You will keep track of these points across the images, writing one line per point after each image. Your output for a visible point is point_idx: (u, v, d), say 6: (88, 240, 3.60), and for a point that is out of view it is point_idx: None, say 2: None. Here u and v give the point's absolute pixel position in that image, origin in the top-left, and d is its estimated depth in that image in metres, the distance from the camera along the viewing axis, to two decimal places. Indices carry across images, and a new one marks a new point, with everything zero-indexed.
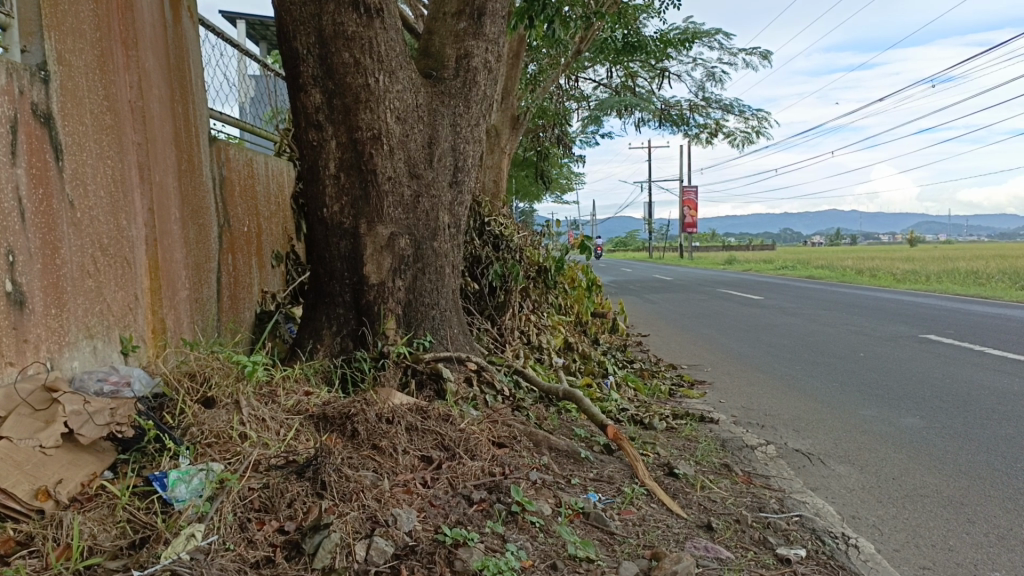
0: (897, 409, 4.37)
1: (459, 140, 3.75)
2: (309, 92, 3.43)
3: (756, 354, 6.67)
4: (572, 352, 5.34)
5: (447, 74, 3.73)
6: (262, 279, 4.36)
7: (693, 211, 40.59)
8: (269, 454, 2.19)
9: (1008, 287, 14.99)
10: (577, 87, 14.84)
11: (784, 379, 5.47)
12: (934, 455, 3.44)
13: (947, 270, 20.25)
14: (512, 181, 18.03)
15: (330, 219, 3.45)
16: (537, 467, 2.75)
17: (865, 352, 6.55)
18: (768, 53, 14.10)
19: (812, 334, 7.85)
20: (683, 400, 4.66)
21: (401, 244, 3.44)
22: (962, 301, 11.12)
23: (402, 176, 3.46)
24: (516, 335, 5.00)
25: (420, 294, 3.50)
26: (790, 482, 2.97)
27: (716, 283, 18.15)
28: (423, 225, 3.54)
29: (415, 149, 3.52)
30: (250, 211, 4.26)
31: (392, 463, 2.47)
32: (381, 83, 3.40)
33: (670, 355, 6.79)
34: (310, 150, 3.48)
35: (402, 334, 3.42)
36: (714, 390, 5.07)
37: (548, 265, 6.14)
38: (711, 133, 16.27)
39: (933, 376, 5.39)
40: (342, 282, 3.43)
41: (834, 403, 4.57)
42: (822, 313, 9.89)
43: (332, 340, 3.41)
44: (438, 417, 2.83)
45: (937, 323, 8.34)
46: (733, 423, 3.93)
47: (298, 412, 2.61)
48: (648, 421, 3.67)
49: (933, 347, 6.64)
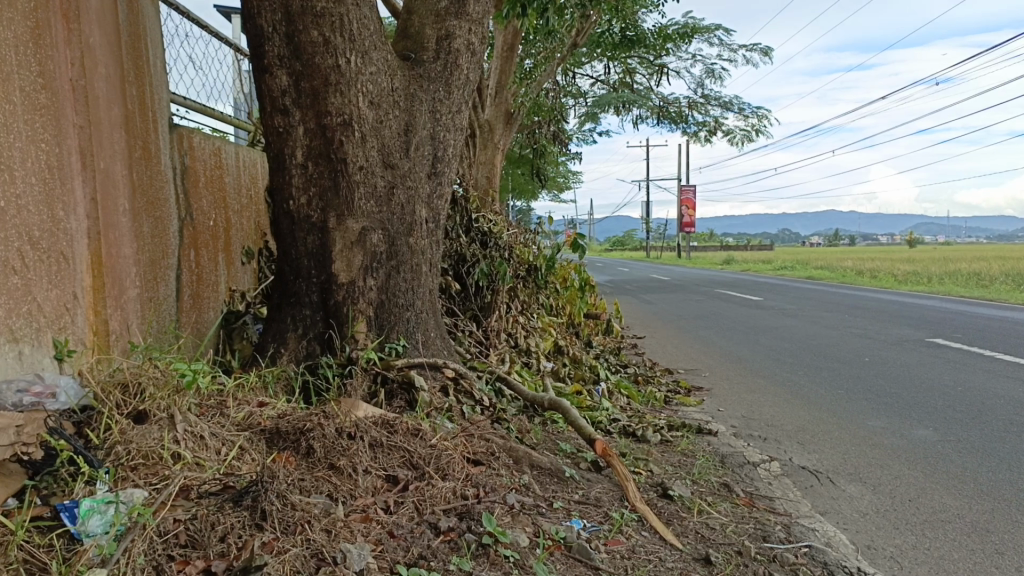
0: (908, 421, 4.09)
1: (438, 128, 3.46)
2: (274, 74, 3.14)
3: (756, 358, 6.40)
4: (562, 357, 5.07)
5: (426, 56, 3.44)
6: (229, 278, 4.07)
7: (691, 211, 40.39)
8: (203, 479, 1.91)
9: (1009, 290, 14.74)
10: (574, 83, 14.60)
11: (786, 385, 5.19)
12: (952, 473, 3.16)
13: (948, 272, 20.02)
14: (507, 179, 17.77)
15: (296, 212, 3.17)
16: (516, 488, 2.47)
17: (869, 357, 6.29)
18: (768, 49, 13.88)
19: (813, 337, 7.58)
20: (679, 408, 4.39)
21: (373, 240, 3.16)
22: (967, 304, 10.84)
23: (375, 165, 3.17)
24: (502, 338, 4.73)
25: (394, 294, 3.21)
26: (797, 506, 2.69)
27: (715, 283, 17.91)
28: (398, 219, 3.25)
29: (390, 136, 3.23)
30: (217, 205, 3.97)
31: (351, 486, 2.19)
32: (353, 65, 3.12)
33: (666, 358, 6.52)
34: (275, 136, 3.19)
35: (373, 337, 3.14)
36: (711, 397, 4.79)
37: (538, 264, 5.87)
38: (710, 131, 16.04)
39: (943, 383, 5.12)
40: (308, 281, 3.16)
41: (840, 414, 4.29)
42: (823, 315, 9.63)
43: (297, 345, 3.13)
44: (407, 432, 2.55)
45: (943, 327, 8.08)
46: (733, 435, 3.65)
47: (249, 427, 2.34)
48: (640, 433, 3.39)
49: (941, 353, 6.37)
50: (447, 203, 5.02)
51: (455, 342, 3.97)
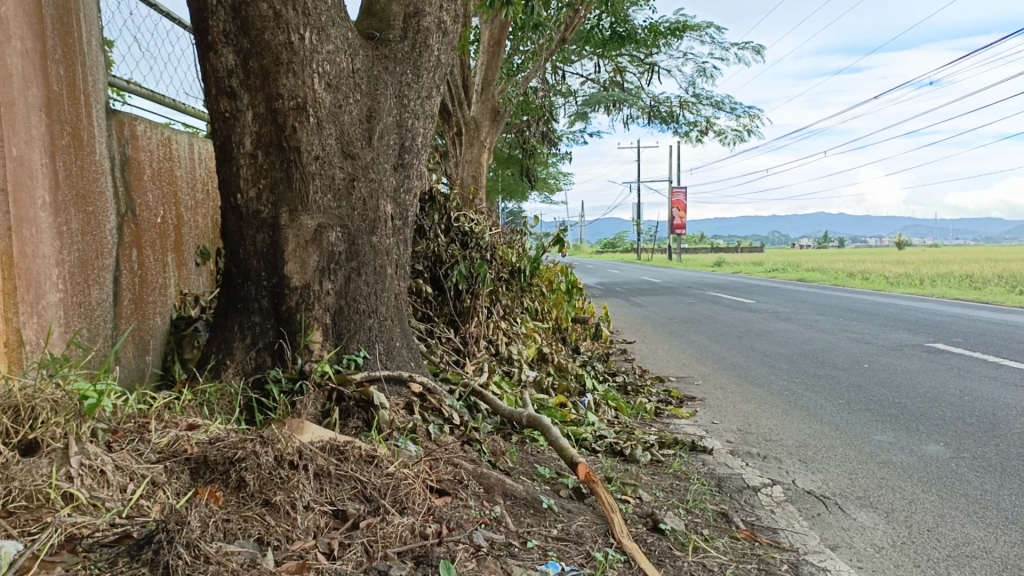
0: (917, 435, 3.79)
1: (407, 115, 3.12)
2: (219, 52, 2.81)
3: (751, 364, 6.09)
4: (547, 365, 4.72)
5: (392, 35, 3.11)
6: (181, 280, 3.73)
7: (681, 212, 40.19)
8: (96, 526, 1.58)
9: (1003, 293, 14.50)
10: (563, 82, 14.31)
11: (784, 395, 4.88)
12: (972, 498, 2.86)
13: (941, 274, 19.84)
14: (496, 180, 17.47)
15: (245, 206, 2.85)
16: (485, 523, 2.14)
17: (869, 363, 5.99)
18: (760, 47, 13.63)
19: (809, 342, 7.28)
20: (671, 421, 4.07)
21: (330, 238, 2.82)
22: (964, 308, 10.58)
23: (334, 155, 2.84)
24: (481, 345, 4.40)
25: (354, 299, 2.86)
26: (804, 539, 2.38)
27: (707, 284, 17.66)
28: (359, 215, 2.91)
29: (350, 122, 2.90)
30: (167, 200, 3.63)
31: (287, 526, 1.85)
32: (307, 42, 2.79)
33: (657, 365, 6.21)
34: (220, 122, 2.86)
35: (329, 347, 2.79)
36: (705, 409, 4.48)
37: (522, 266, 5.54)
38: (701, 131, 15.77)
39: (949, 393, 4.82)
40: (258, 285, 2.83)
41: (844, 427, 3.98)
42: (818, 319, 9.35)
43: (244, 356, 2.78)
44: (360, 458, 2.21)
45: (943, 331, 7.80)
46: (730, 452, 3.33)
47: (172, 455, 2.01)
48: (628, 452, 3.07)
49: (943, 359, 6.08)
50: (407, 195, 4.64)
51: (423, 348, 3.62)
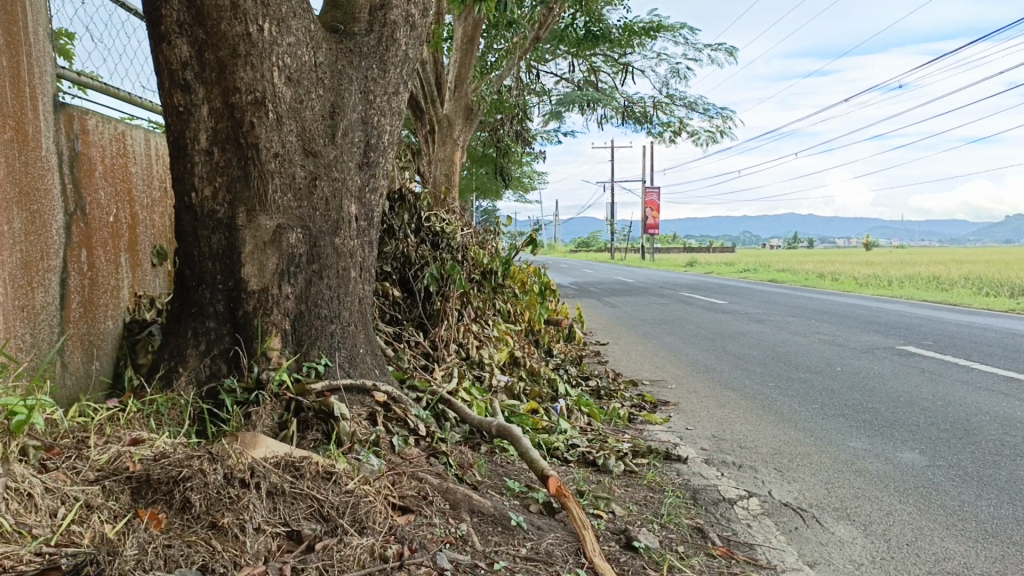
0: (892, 442, 3.74)
1: (373, 111, 2.98)
2: (172, 43, 2.66)
3: (725, 367, 6.03)
4: (519, 369, 4.61)
5: (357, 28, 2.98)
6: (134, 282, 3.57)
7: (654, 213, 40.39)
8: (19, 556, 1.45)
9: (971, 295, 14.69)
10: (538, 81, 14.22)
11: (758, 399, 4.82)
12: (950, 509, 2.80)
13: (910, 276, 20.06)
14: (470, 180, 17.36)
15: (199, 206, 2.70)
16: (449, 543, 2.02)
17: (842, 366, 5.97)
18: (734, 48, 13.66)
19: (783, 344, 7.26)
20: (644, 427, 3.98)
21: (290, 240, 2.68)
22: (933, 310, 10.66)
23: (295, 152, 2.71)
24: (451, 348, 4.28)
25: (316, 303, 2.72)
26: (781, 556, 2.30)
27: (680, 285, 17.67)
28: (321, 216, 2.77)
29: (311, 119, 2.76)
30: (120, 198, 3.47)
31: (235, 550, 1.72)
32: (266, 33, 2.66)
33: (630, 367, 6.13)
34: (174, 117, 2.72)
35: (288, 355, 2.65)
36: (679, 414, 4.40)
37: (494, 266, 5.43)
38: (675, 132, 15.78)
39: (922, 397, 4.80)
40: (213, 289, 2.69)
41: (819, 434, 3.92)
42: (791, 320, 9.35)
43: (198, 363, 2.64)
44: (318, 475, 2.08)
45: (914, 333, 7.82)
46: (705, 461, 3.25)
47: (111, 474, 1.87)
48: (601, 462, 2.98)
49: (916, 362, 6.08)
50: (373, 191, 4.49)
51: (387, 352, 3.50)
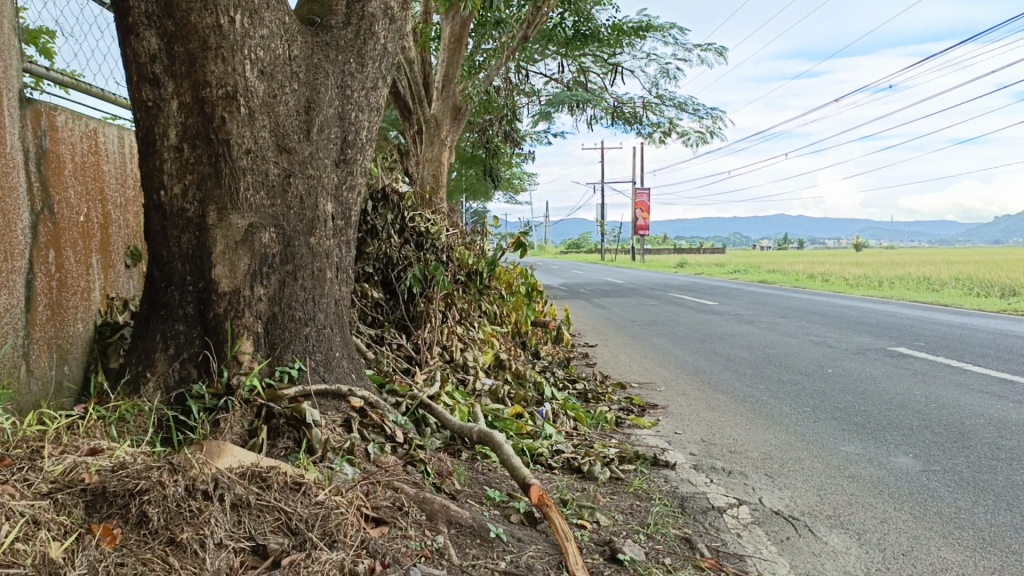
0: (885, 446, 3.67)
1: (350, 107, 2.88)
2: (140, 35, 2.55)
3: (715, 369, 5.95)
4: (504, 373, 4.51)
5: (334, 21, 2.88)
6: (106, 283, 3.45)
7: (644, 214, 40.38)
8: None
9: (961, 296, 14.67)
10: (527, 81, 14.13)
11: (748, 402, 4.75)
12: (946, 517, 2.72)
13: (900, 277, 20.09)
14: (458, 181, 17.25)
15: (169, 204, 2.59)
16: (425, 557, 1.93)
17: (832, 368, 5.91)
18: (723, 49, 13.63)
19: (773, 346, 7.19)
20: (632, 431, 3.90)
21: (263, 240, 2.58)
22: (924, 311, 10.64)
23: (268, 149, 2.61)
24: (435, 351, 4.18)
25: (289, 305, 2.61)
26: (773, 568, 2.21)
27: (669, 286, 17.62)
28: (296, 215, 2.66)
29: (286, 114, 2.66)
30: (91, 197, 3.35)
31: (194, 568, 1.62)
32: (238, 25, 2.56)
33: (618, 369, 6.05)
34: (142, 112, 2.61)
35: (261, 359, 2.54)
36: (668, 418, 4.32)
37: (480, 268, 5.34)
38: (665, 133, 15.74)
39: (914, 400, 4.73)
40: (182, 290, 2.58)
41: (811, 438, 3.84)
42: (781, 322, 9.29)
43: (166, 368, 2.52)
44: (286, 486, 1.98)
45: (905, 334, 7.78)
46: (694, 467, 3.17)
47: (65, 486, 1.77)
48: (586, 469, 2.89)
49: (907, 363, 6.02)
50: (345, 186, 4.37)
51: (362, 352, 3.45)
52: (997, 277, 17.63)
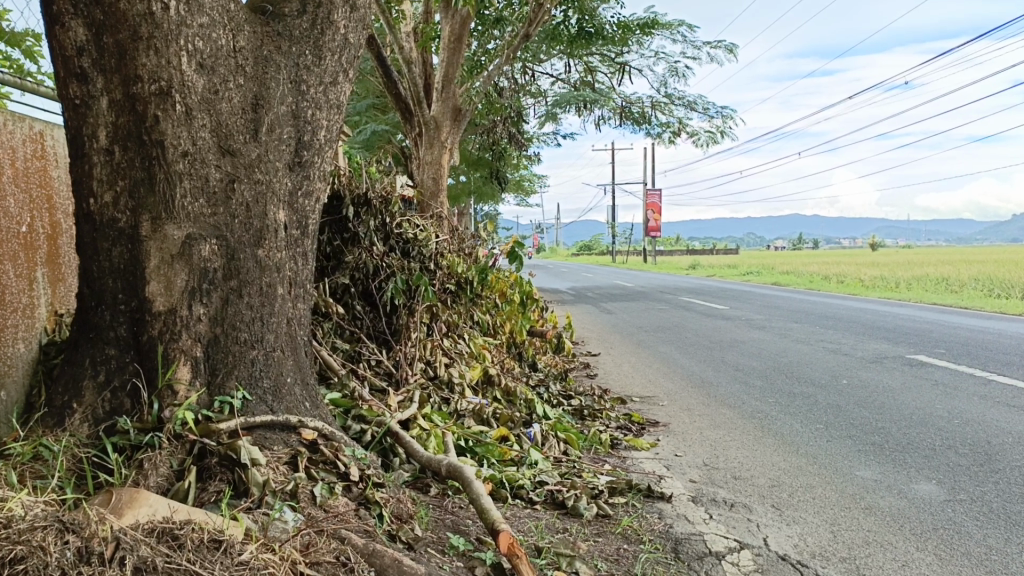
0: (905, 471, 3.35)
1: (305, 103, 2.60)
2: (66, 25, 2.28)
3: (722, 381, 5.64)
4: (493, 390, 4.21)
5: (288, 9, 2.61)
6: (54, 299, 3.17)
7: (655, 215, 39.98)
8: None
9: (982, 297, 14.22)
10: (533, 82, 13.82)
11: (756, 419, 4.43)
12: (977, 559, 2.41)
13: (917, 277, 19.57)
14: (464, 184, 16.95)
15: (98, 214, 2.31)
16: None
17: (847, 379, 5.58)
18: (734, 46, 13.27)
19: (784, 354, 6.86)
20: (629, 455, 3.60)
21: (202, 252, 2.30)
22: (943, 314, 10.25)
23: (209, 151, 2.33)
24: (416, 368, 3.91)
25: (233, 326, 2.32)
26: None
27: (680, 289, 17.27)
28: (241, 225, 2.38)
29: (229, 112, 2.38)
30: (36, 206, 3.07)
31: None
32: (172, 12, 2.27)
33: (620, 381, 5.75)
34: (70, 111, 2.32)
35: (199, 388, 2.25)
36: (668, 437, 4.02)
37: (471, 276, 5.06)
38: (674, 132, 15.39)
39: (936, 415, 4.41)
40: (115, 310, 2.30)
41: (823, 461, 3.53)
42: (793, 327, 8.95)
43: (94, 399, 2.23)
44: (206, 542, 1.69)
45: (923, 341, 7.42)
46: (693, 500, 2.87)
47: None
48: (571, 504, 2.61)
49: (926, 373, 5.68)
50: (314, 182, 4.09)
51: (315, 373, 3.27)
52: (1018, 277, 17.14)
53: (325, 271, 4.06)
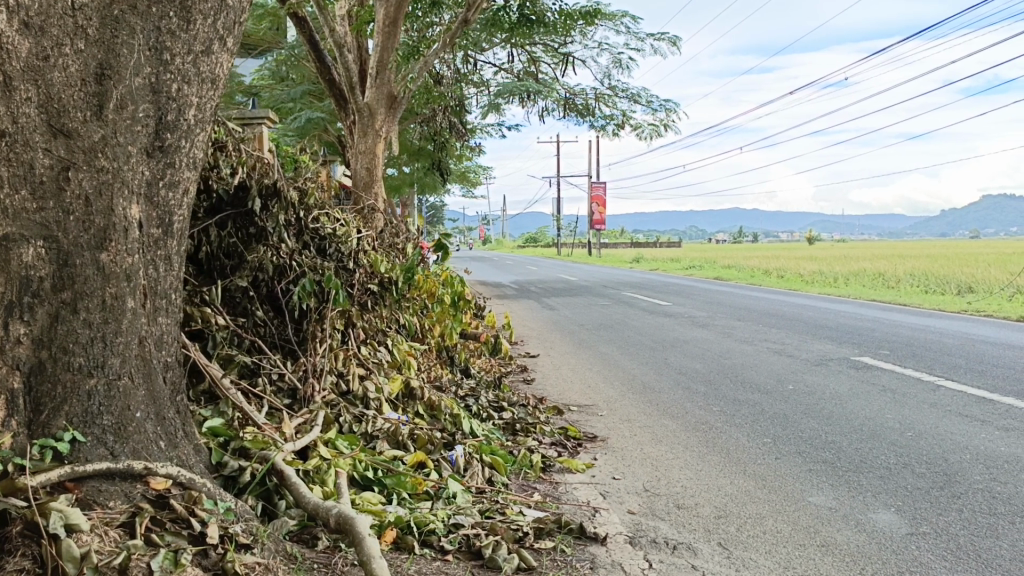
0: (860, 496, 3.07)
1: (166, 76, 2.11)
2: None
3: (665, 387, 5.33)
4: (415, 404, 3.78)
5: None
6: None
7: (600, 209, 39.90)
8: None
9: (919, 293, 14.30)
10: (475, 70, 13.38)
11: (701, 431, 4.13)
12: None
13: (855, 272, 19.71)
14: (404, 175, 16.41)
15: None
16: None
17: (793, 384, 5.34)
18: (677, 38, 13.07)
19: (728, 356, 6.60)
20: (562, 480, 3.24)
21: (24, 256, 1.83)
22: (885, 311, 10.18)
23: (35, 131, 1.86)
24: (326, 381, 3.48)
25: (64, 349, 1.86)
26: None
27: (624, 284, 17.05)
28: (77, 223, 1.90)
29: (63, 83, 1.90)
30: None
31: None
32: None
33: (557, 387, 5.40)
34: None
35: (18, 428, 1.80)
36: (606, 455, 3.68)
37: (397, 276, 4.63)
38: (618, 125, 15.15)
39: (886, 426, 4.16)
40: None
41: (772, 483, 3.23)
42: (737, 325, 8.75)
43: None
44: None
45: (867, 341, 7.26)
46: (633, 542, 2.53)
47: None
48: (489, 552, 2.23)
49: (873, 378, 5.46)
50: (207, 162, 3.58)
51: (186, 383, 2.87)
52: (951, 272, 17.47)
53: (224, 271, 3.54)
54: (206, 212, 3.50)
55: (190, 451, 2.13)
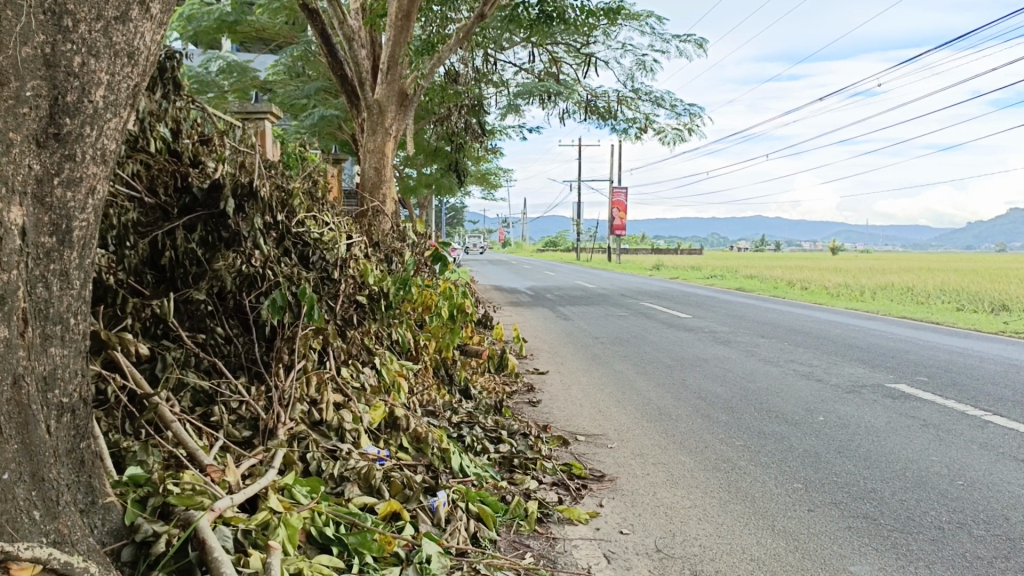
0: (911, 567, 2.58)
1: (66, 46, 1.65)
2: None
3: (683, 414, 4.85)
4: (399, 436, 3.34)
5: None
6: None
7: (620, 215, 39.32)
8: None
9: (952, 310, 13.65)
10: (494, 70, 12.95)
11: (723, 472, 3.65)
12: None
13: (883, 287, 18.98)
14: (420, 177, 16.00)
15: None
16: None
17: (823, 415, 4.85)
18: (704, 39, 12.57)
19: (752, 379, 6.10)
20: (562, 535, 2.80)
21: None
22: (919, 331, 9.59)
23: None
24: (296, 410, 3.04)
25: None
26: None
27: (643, 293, 16.50)
28: None
29: None
30: None
31: None
32: None
33: (563, 410, 4.94)
34: None
35: None
36: (614, 500, 3.22)
37: (390, 287, 4.19)
38: (640, 129, 14.69)
39: (934, 472, 3.65)
40: None
41: (805, 545, 2.75)
42: (761, 342, 8.24)
43: None
44: None
45: (903, 366, 6.72)
46: None
47: None
48: None
49: (913, 410, 4.96)
50: (177, 155, 3.17)
51: (123, 415, 2.45)
52: (985, 288, 16.75)
53: (186, 280, 3.05)
54: (176, 211, 3.07)
55: (75, 522, 1.72)
